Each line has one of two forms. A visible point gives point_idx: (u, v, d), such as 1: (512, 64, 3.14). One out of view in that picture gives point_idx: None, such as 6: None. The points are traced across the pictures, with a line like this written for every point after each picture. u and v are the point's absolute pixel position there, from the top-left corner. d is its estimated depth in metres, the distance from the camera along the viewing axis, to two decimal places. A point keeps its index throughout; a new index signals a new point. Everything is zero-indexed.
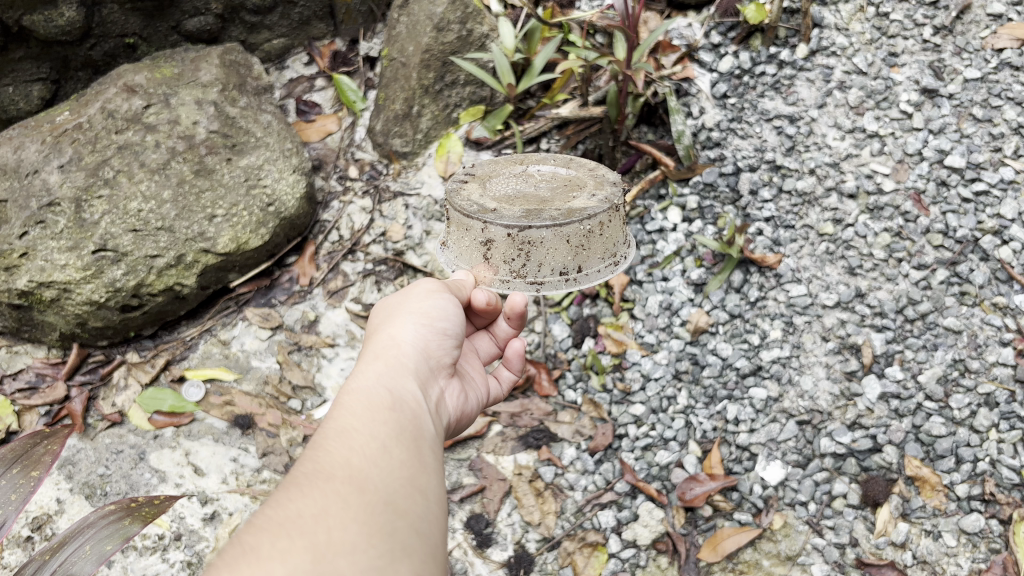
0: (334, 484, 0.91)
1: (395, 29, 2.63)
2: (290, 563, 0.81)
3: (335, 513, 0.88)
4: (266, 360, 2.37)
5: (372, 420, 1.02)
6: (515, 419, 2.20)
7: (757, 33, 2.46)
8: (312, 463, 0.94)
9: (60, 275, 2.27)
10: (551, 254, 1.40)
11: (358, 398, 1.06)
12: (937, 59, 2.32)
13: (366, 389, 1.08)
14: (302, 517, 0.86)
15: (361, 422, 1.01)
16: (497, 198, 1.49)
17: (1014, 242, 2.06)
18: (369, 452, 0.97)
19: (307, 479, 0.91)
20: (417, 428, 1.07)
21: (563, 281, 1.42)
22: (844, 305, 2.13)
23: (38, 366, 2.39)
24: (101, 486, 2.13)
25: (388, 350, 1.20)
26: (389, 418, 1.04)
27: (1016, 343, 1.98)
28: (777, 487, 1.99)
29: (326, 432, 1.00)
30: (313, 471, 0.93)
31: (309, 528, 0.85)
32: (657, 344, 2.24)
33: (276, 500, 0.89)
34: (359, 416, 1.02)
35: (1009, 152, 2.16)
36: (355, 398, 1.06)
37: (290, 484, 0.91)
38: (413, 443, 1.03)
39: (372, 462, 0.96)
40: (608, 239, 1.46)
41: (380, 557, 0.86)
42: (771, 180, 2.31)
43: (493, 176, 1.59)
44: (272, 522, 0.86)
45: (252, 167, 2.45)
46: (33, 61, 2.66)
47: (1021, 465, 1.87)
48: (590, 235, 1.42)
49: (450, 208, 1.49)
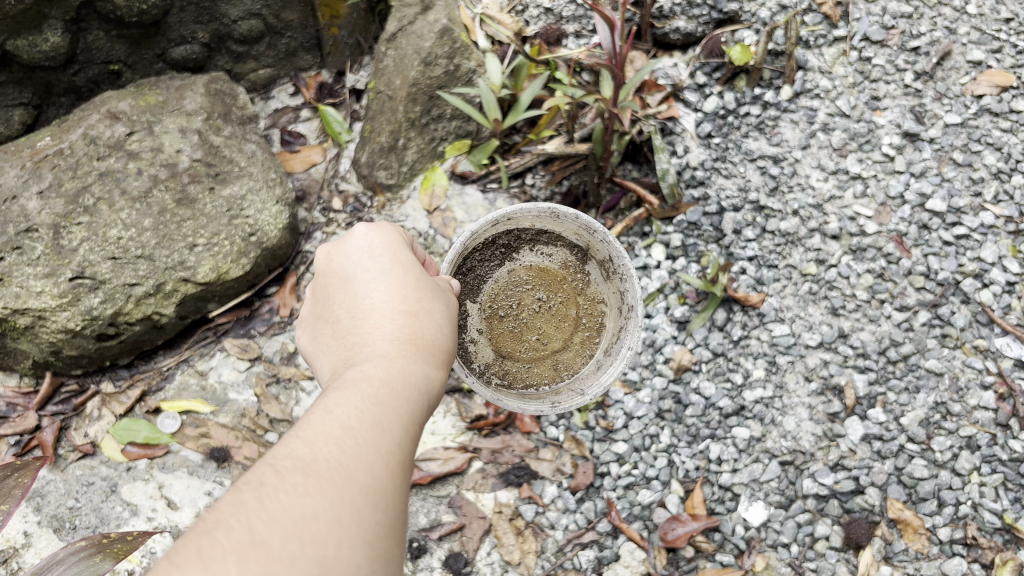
0: (355, 491, 0.98)
1: (382, 62, 2.62)
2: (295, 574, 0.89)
3: (345, 523, 0.96)
4: (244, 392, 2.34)
5: (397, 435, 1.09)
6: (496, 456, 2.16)
7: (741, 75, 2.47)
8: (339, 459, 1.00)
9: (35, 301, 2.23)
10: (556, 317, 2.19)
11: (389, 398, 1.13)
12: (918, 104, 2.33)
13: (401, 389, 1.16)
14: (318, 520, 0.94)
15: (390, 434, 1.08)
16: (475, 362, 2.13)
17: (994, 285, 2.10)
18: (389, 469, 1.04)
19: (333, 476, 0.98)
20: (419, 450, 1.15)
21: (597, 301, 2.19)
22: (827, 345, 2.13)
23: (9, 395, 2.35)
24: (70, 520, 2.08)
25: (425, 348, 1.27)
26: (411, 430, 1.13)
27: (997, 386, 2.01)
28: (759, 529, 2.00)
29: (363, 422, 1.06)
30: (338, 468, 0.99)
31: (322, 539, 0.93)
32: (640, 382, 2.23)
33: (295, 486, 0.96)
34: (393, 420, 1.10)
35: (989, 197, 2.19)
36: (393, 395, 1.14)
37: (313, 472, 0.98)
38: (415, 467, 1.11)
39: (391, 483, 1.03)
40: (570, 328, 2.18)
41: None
42: (754, 220, 2.31)
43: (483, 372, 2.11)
44: (289, 518, 0.93)
45: (234, 197, 2.42)
46: (15, 87, 2.63)
47: (1002, 509, 1.90)
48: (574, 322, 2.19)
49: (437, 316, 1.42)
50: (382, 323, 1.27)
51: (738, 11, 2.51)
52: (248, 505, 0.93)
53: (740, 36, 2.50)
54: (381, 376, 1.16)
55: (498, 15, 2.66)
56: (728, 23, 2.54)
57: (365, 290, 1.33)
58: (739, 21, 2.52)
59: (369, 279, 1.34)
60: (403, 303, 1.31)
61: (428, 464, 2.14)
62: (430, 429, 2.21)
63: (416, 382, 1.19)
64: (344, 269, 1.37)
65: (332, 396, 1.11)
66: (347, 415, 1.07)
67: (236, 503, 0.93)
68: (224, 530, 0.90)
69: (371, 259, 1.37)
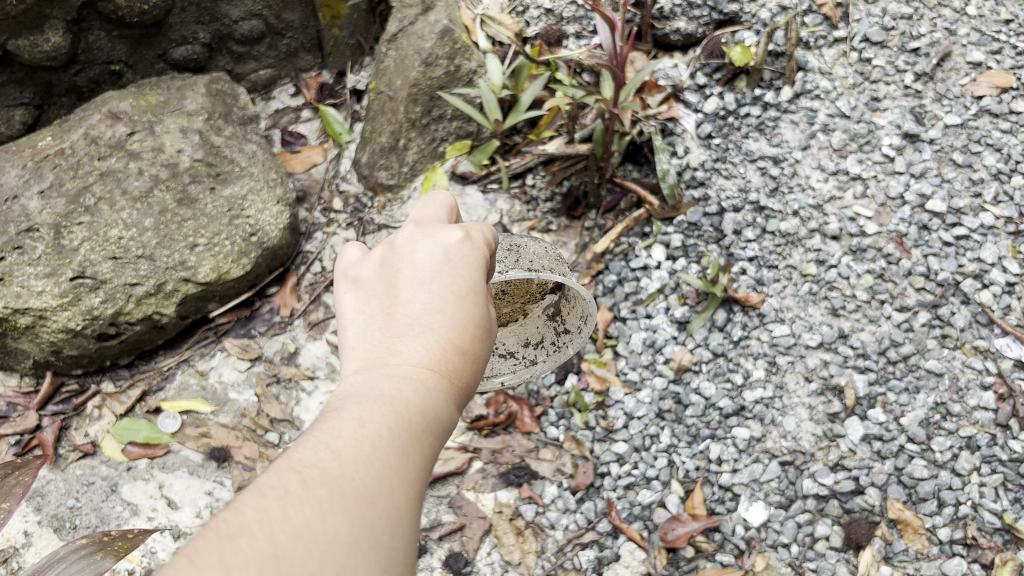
0: (376, 518, 0.96)
1: (383, 63, 2.63)
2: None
3: (363, 553, 0.93)
4: (244, 392, 2.34)
5: (421, 460, 1.06)
6: (496, 456, 2.19)
7: (742, 75, 2.47)
8: (365, 483, 0.98)
9: (36, 301, 2.23)
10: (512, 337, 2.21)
11: (420, 421, 1.09)
12: (918, 105, 2.34)
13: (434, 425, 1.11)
14: (338, 542, 0.91)
15: (416, 461, 1.05)
16: None
17: (994, 285, 2.10)
18: (411, 499, 1.02)
19: (357, 501, 0.96)
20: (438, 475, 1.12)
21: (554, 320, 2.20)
22: (827, 346, 2.14)
23: (10, 395, 2.35)
24: (71, 519, 2.09)
25: (467, 383, 1.22)
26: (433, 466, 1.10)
27: (997, 387, 2.00)
28: (759, 529, 1.99)
29: (393, 452, 1.03)
30: (363, 492, 0.97)
31: (340, 563, 0.91)
32: (640, 382, 2.24)
33: (320, 503, 0.93)
34: (420, 458, 1.07)
35: (989, 198, 2.19)
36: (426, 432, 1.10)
37: (339, 491, 0.95)
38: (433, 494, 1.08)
39: (410, 513, 1.01)
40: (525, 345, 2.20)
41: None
42: (755, 221, 2.31)
43: None
44: (311, 535, 0.90)
45: (235, 196, 2.43)
46: (16, 87, 2.63)
47: (1002, 509, 1.89)
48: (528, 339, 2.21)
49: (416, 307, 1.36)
50: (435, 342, 1.21)
51: (738, 12, 2.52)
52: (271, 515, 0.90)
53: (741, 36, 2.50)
54: (420, 403, 1.11)
55: (499, 17, 2.68)
56: (729, 24, 2.54)
57: (422, 291, 1.27)
58: (740, 22, 2.53)
59: (431, 282, 1.27)
60: (462, 328, 1.24)
61: None
62: None
63: (447, 410, 1.16)
64: (414, 261, 1.30)
65: (366, 407, 1.07)
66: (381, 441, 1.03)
67: (260, 510, 0.91)
68: (245, 538, 0.88)
69: (443, 260, 1.29)
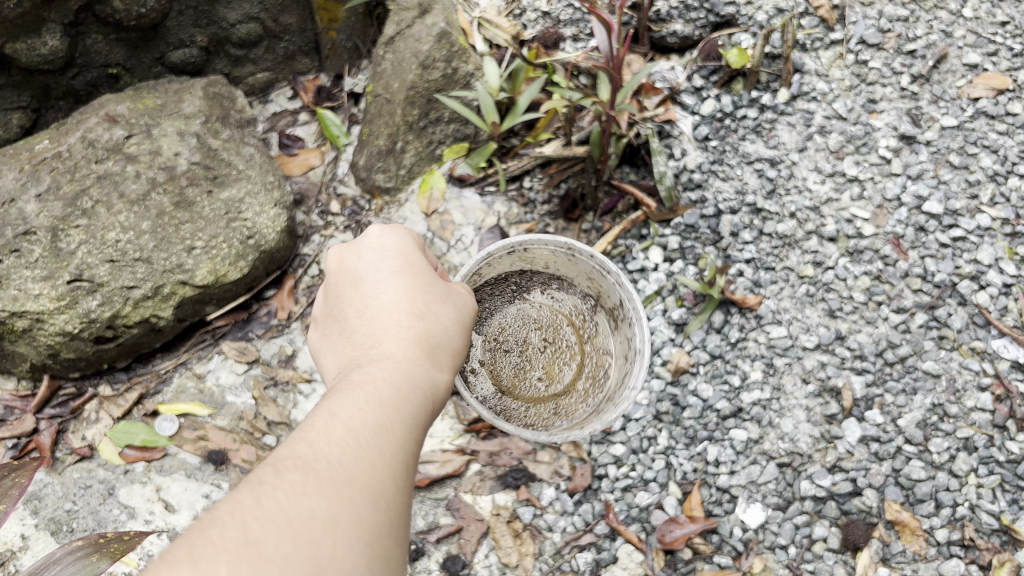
0: (350, 494, 1.01)
1: (380, 65, 2.63)
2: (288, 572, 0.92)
3: (342, 525, 0.98)
4: (241, 395, 2.34)
5: (394, 439, 1.12)
6: (493, 458, 2.19)
7: (738, 77, 2.47)
8: (336, 464, 1.03)
9: (33, 304, 2.23)
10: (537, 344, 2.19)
11: (390, 404, 1.15)
12: (914, 107, 2.34)
13: (404, 397, 1.19)
14: (314, 520, 0.96)
15: (389, 439, 1.11)
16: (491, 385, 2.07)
17: (991, 287, 2.10)
18: (387, 475, 1.07)
19: (333, 480, 1.01)
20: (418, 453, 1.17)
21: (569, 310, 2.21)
22: (825, 347, 2.14)
23: (7, 398, 2.35)
24: (68, 522, 2.07)
25: (432, 358, 1.31)
26: (413, 442, 1.16)
27: (995, 388, 2.01)
28: (757, 531, 1.99)
29: (366, 427, 1.10)
30: (336, 471, 1.02)
31: (318, 538, 0.96)
32: (638, 384, 2.24)
33: (293, 486, 0.98)
34: (394, 431, 1.13)
35: (986, 200, 2.20)
36: (398, 408, 1.16)
37: (313, 472, 1.01)
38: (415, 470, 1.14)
39: (388, 487, 1.06)
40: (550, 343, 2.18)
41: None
42: (751, 223, 2.32)
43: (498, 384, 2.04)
44: (284, 517, 0.95)
45: (232, 200, 2.43)
46: (13, 90, 2.62)
47: (1000, 510, 1.89)
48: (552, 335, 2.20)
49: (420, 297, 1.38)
50: (392, 327, 1.33)
51: (735, 15, 2.52)
52: (244, 505, 0.95)
53: (737, 39, 2.51)
54: (385, 382, 1.19)
55: (496, 20, 2.70)
56: (726, 27, 2.55)
57: (372, 288, 1.41)
58: (736, 24, 2.53)
59: (376, 289, 1.40)
60: (412, 307, 1.37)
61: (426, 467, 2.17)
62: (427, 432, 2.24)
63: (418, 381, 1.24)
64: (355, 269, 1.45)
65: (335, 399, 1.14)
66: (352, 420, 1.10)
67: (233, 502, 0.95)
68: (217, 529, 0.92)
69: (380, 258, 1.45)
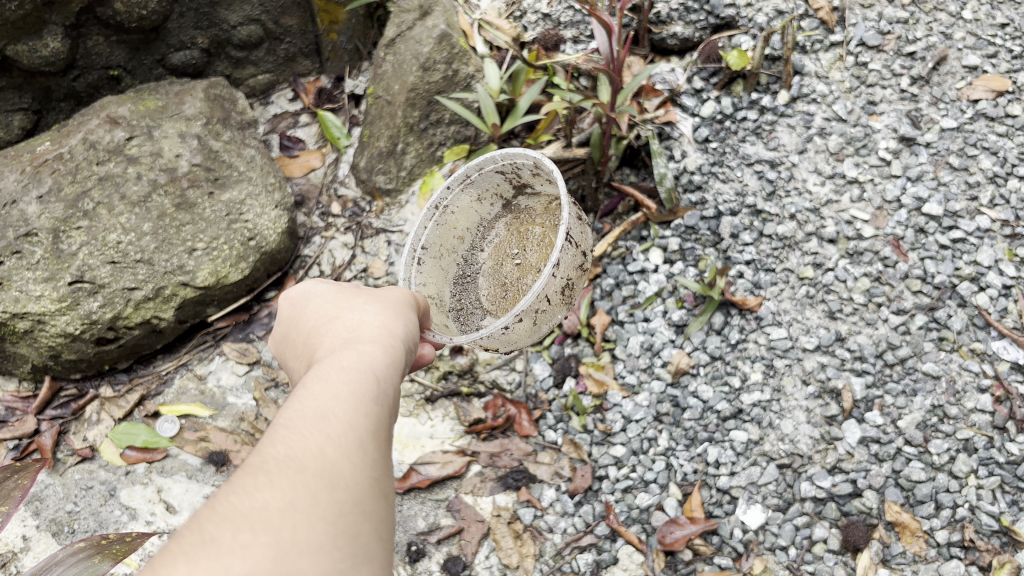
0: (305, 479, 0.96)
1: (381, 67, 2.64)
2: (250, 563, 0.88)
3: (300, 511, 0.94)
4: (243, 396, 2.34)
5: (353, 412, 1.05)
6: (494, 459, 2.21)
7: (739, 79, 2.48)
8: (287, 453, 0.98)
9: (34, 306, 2.24)
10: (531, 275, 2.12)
11: (346, 379, 1.09)
12: (914, 109, 2.35)
13: (350, 371, 1.11)
14: (268, 512, 0.92)
15: (346, 412, 1.04)
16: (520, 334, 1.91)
17: (990, 289, 2.10)
18: (347, 450, 1.01)
19: (281, 469, 0.96)
20: (390, 424, 1.11)
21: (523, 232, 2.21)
22: (825, 349, 2.14)
23: (8, 400, 2.36)
24: (69, 523, 2.08)
25: (381, 336, 1.22)
26: (374, 410, 1.08)
27: (995, 389, 2.01)
28: (757, 532, 1.99)
29: (307, 412, 1.03)
30: (287, 462, 0.97)
31: (274, 526, 0.91)
32: (639, 385, 2.24)
33: (244, 486, 0.94)
34: (343, 401, 1.06)
35: (985, 201, 2.20)
36: (344, 381, 1.09)
37: (261, 470, 0.96)
38: (386, 441, 1.08)
39: (350, 463, 1.00)
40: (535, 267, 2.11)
41: (340, 560, 0.94)
42: (752, 225, 2.32)
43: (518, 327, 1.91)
44: (237, 515, 0.91)
45: (233, 201, 2.43)
46: (15, 92, 2.63)
47: (1000, 512, 1.89)
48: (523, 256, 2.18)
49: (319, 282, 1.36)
50: (330, 330, 1.25)
51: (735, 17, 2.52)
52: (199, 516, 0.92)
53: (737, 41, 2.52)
54: (329, 367, 1.12)
55: (496, 21, 2.70)
56: (726, 28, 2.55)
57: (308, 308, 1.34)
58: (736, 26, 2.54)
59: (317, 294, 1.36)
60: (344, 308, 1.29)
61: (427, 469, 2.20)
62: (429, 433, 2.28)
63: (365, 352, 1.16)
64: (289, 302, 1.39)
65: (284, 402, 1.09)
66: (293, 411, 1.04)
67: (188, 518, 0.93)
68: (175, 542, 0.90)
69: (302, 291, 1.38)
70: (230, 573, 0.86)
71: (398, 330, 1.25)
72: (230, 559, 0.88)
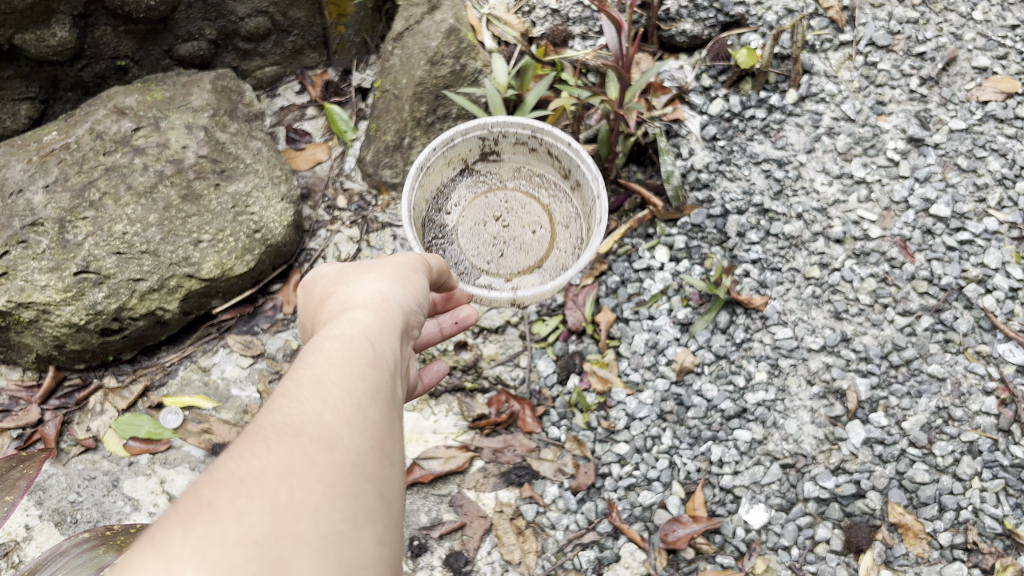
0: (302, 442, 0.91)
1: (389, 61, 2.64)
2: (248, 525, 0.82)
3: (297, 470, 0.88)
4: (247, 388, 2.36)
5: (349, 376, 1.02)
6: (498, 455, 2.20)
7: (747, 78, 2.47)
8: (284, 420, 0.94)
9: (39, 295, 2.22)
10: (563, 240, 2.22)
11: (341, 347, 1.06)
12: (923, 109, 2.34)
13: (346, 340, 1.08)
14: (265, 473, 0.87)
15: (342, 376, 1.01)
16: (535, 256, 2.20)
17: (997, 291, 2.10)
18: (344, 411, 0.97)
19: (276, 433, 0.92)
20: (390, 390, 1.08)
21: (577, 218, 2.24)
22: (830, 349, 2.13)
23: (12, 389, 2.37)
24: (72, 513, 2.11)
25: (382, 307, 1.19)
26: (367, 376, 1.04)
27: (999, 392, 2.01)
28: (760, 531, 2.00)
29: (302, 379, 0.99)
30: (282, 426, 0.93)
31: (272, 489, 0.85)
32: (642, 383, 2.23)
33: (241, 452, 0.89)
34: (337, 368, 1.02)
35: (994, 203, 2.20)
36: (339, 348, 1.06)
37: (256, 435, 0.91)
38: (386, 406, 1.04)
39: (348, 424, 0.96)
40: (569, 232, 2.23)
41: (341, 521, 0.88)
42: (759, 224, 2.31)
43: (532, 244, 2.22)
44: (234, 477, 0.86)
45: (240, 193, 2.43)
46: (22, 81, 2.62)
47: (1004, 515, 1.90)
48: (571, 235, 2.22)
49: (335, 276, 1.31)
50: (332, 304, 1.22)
51: (745, 15, 2.52)
52: (195, 483, 0.87)
53: (747, 39, 2.51)
54: (324, 338, 1.08)
55: (505, 16, 2.70)
56: (735, 27, 2.55)
57: (316, 290, 1.31)
58: (746, 24, 2.53)
59: (321, 276, 1.34)
60: (346, 282, 1.26)
61: (430, 464, 2.18)
62: (432, 429, 2.27)
63: (362, 322, 1.13)
64: (305, 291, 1.36)
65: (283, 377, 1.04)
66: (288, 380, 1.00)
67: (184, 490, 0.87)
68: (172, 509, 0.84)
69: (308, 283, 1.36)
70: (228, 534, 0.80)
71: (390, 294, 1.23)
72: (226, 523, 0.81)
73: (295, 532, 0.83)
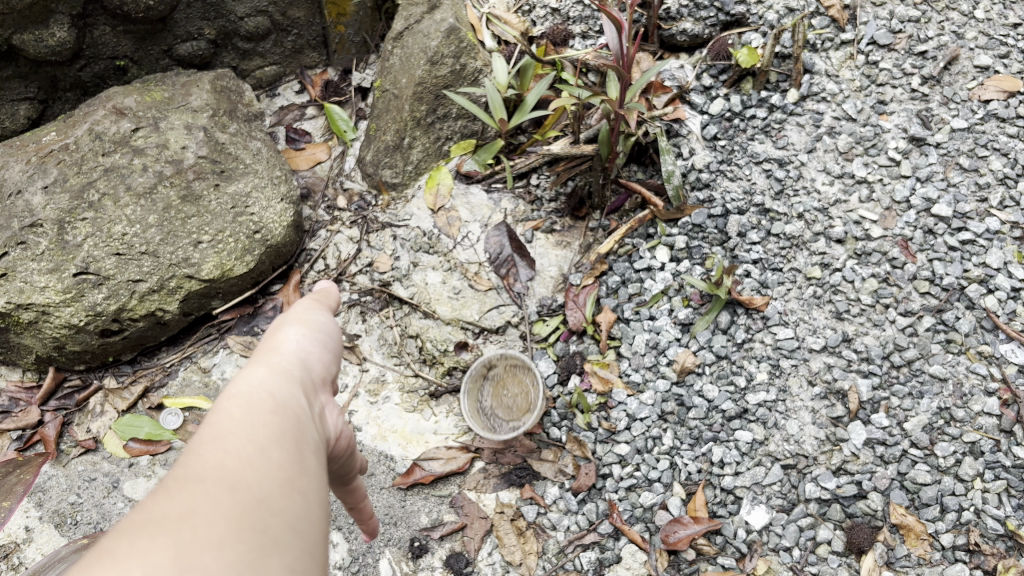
0: (201, 487, 0.84)
1: (389, 60, 2.63)
2: (150, 563, 0.74)
3: (191, 522, 0.79)
4: None
5: (247, 425, 0.93)
6: (497, 456, 2.22)
7: (748, 77, 2.47)
8: (178, 475, 0.86)
9: (39, 296, 2.22)
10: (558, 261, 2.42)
11: (237, 401, 0.96)
12: (925, 109, 2.33)
13: (242, 392, 0.98)
14: (166, 516, 0.79)
15: (240, 425, 0.93)
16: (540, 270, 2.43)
17: (1000, 291, 2.08)
18: (244, 456, 0.89)
19: (170, 486, 0.83)
20: (301, 438, 0.98)
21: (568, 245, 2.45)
22: (831, 349, 2.13)
23: (12, 390, 2.38)
24: (72, 515, 2.10)
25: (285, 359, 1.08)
26: (269, 421, 0.95)
27: (1001, 393, 2.00)
28: (761, 532, 1.99)
29: (196, 438, 0.90)
30: (175, 479, 0.84)
31: (171, 525, 0.79)
32: (643, 384, 2.23)
33: (129, 513, 0.80)
34: (234, 417, 0.93)
35: (996, 203, 2.18)
36: (235, 400, 0.96)
37: (145, 498, 0.82)
38: (295, 451, 0.95)
39: (248, 468, 0.88)
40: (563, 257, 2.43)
41: (249, 551, 0.81)
42: (760, 224, 2.30)
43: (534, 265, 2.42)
44: (127, 529, 0.78)
45: (239, 194, 2.42)
46: (21, 81, 2.61)
47: (1006, 516, 1.89)
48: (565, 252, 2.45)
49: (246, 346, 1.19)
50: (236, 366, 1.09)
51: (745, 14, 2.52)
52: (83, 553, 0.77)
53: (748, 38, 2.51)
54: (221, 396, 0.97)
55: (505, 15, 2.70)
56: (736, 26, 2.55)
57: None
58: (747, 23, 2.53)
59: None
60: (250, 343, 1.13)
61: (430, 465, 2.21)
62: (433, 429, 2.29)
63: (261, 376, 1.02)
64: None
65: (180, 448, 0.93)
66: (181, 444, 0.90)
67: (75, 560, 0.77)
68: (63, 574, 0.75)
69: None
70: None
71: (287, 346, 1.10)
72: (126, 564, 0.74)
73: (199, 566, 0.76)
